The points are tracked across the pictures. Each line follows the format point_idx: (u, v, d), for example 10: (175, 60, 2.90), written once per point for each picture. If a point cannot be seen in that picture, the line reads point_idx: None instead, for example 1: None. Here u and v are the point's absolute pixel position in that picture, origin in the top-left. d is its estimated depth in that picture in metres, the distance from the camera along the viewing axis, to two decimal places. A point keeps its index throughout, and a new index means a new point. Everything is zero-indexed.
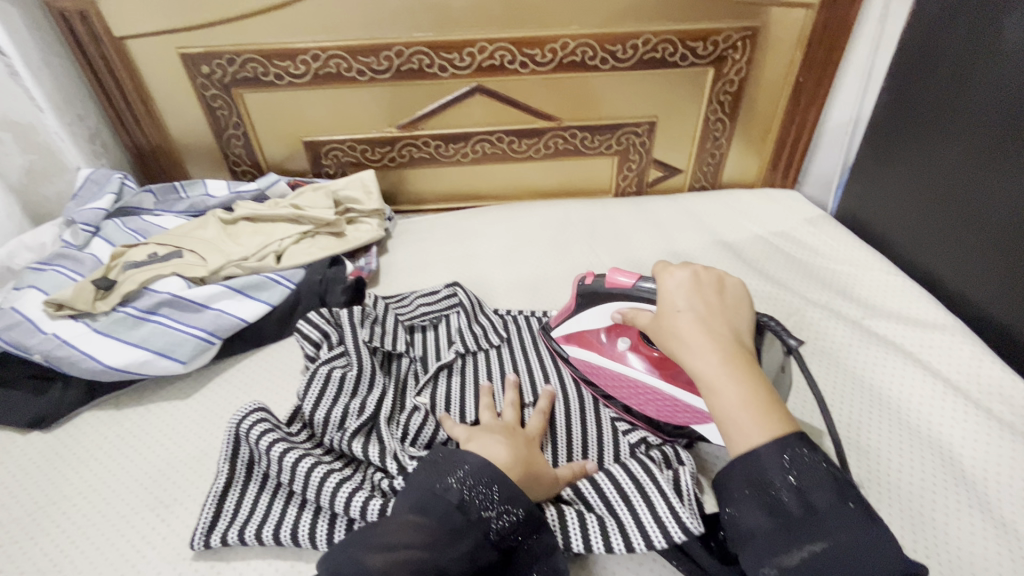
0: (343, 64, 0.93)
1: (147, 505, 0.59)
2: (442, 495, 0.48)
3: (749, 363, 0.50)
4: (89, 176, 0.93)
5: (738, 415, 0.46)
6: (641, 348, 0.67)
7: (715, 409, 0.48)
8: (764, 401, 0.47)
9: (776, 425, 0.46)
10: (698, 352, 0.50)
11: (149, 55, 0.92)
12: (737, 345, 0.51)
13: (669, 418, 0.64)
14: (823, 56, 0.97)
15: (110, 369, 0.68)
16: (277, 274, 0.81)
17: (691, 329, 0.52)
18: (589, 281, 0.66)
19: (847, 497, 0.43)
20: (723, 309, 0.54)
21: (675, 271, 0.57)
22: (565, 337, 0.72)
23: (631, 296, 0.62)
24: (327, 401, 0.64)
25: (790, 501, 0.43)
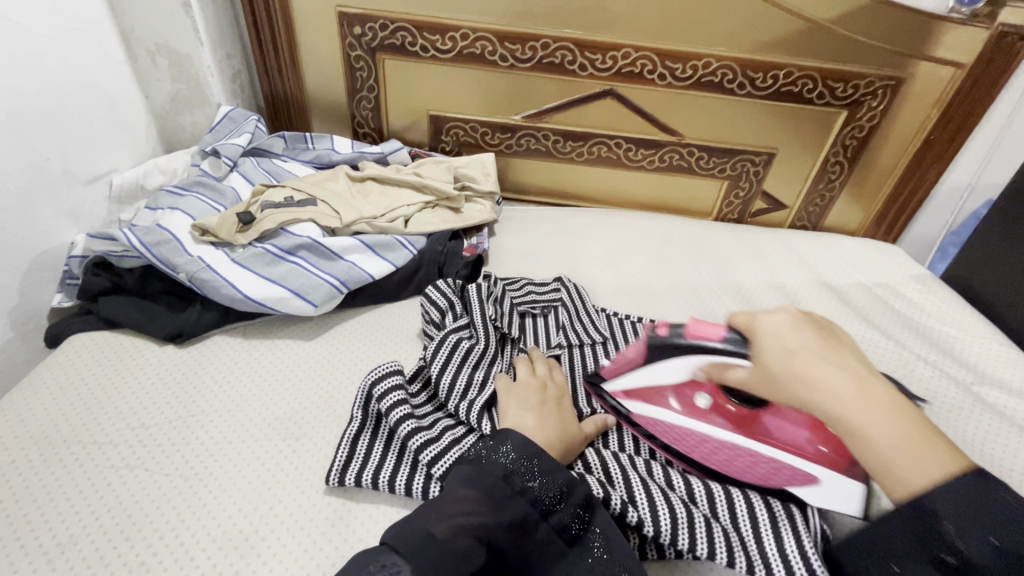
0: (489, 47, 0.95)
1: (279, 435, 0.61)
2: (490, 468, 0.51)
3: (889, 394, 0.48)
4: (228, 114, 0.97)
5: (895, 453, 0.45)
6: (719, 403, 0.64)
7: (872, 449, 0.46)
8: (921, 438, 0.45)
9: (941, 463, 0.44)
10: (833, 389, 0.48)
11: (307, 8, 0.95)
12: (866, 376, 0.49)
13: (754, 477, 0.60)
14: (962, 118, 0.96)
15: (248, 300, 0.71)
16: (403, 237, 0.83)
17: (816, 366, 0.49)
18: (663, 331, 0.64)
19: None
20: (836, 344, 0.52)
21: (772, 315, 0.54)
22: (625, 393, 0.68)
23: (714, 349, 0.59)
24: (454, 366, 0.66)
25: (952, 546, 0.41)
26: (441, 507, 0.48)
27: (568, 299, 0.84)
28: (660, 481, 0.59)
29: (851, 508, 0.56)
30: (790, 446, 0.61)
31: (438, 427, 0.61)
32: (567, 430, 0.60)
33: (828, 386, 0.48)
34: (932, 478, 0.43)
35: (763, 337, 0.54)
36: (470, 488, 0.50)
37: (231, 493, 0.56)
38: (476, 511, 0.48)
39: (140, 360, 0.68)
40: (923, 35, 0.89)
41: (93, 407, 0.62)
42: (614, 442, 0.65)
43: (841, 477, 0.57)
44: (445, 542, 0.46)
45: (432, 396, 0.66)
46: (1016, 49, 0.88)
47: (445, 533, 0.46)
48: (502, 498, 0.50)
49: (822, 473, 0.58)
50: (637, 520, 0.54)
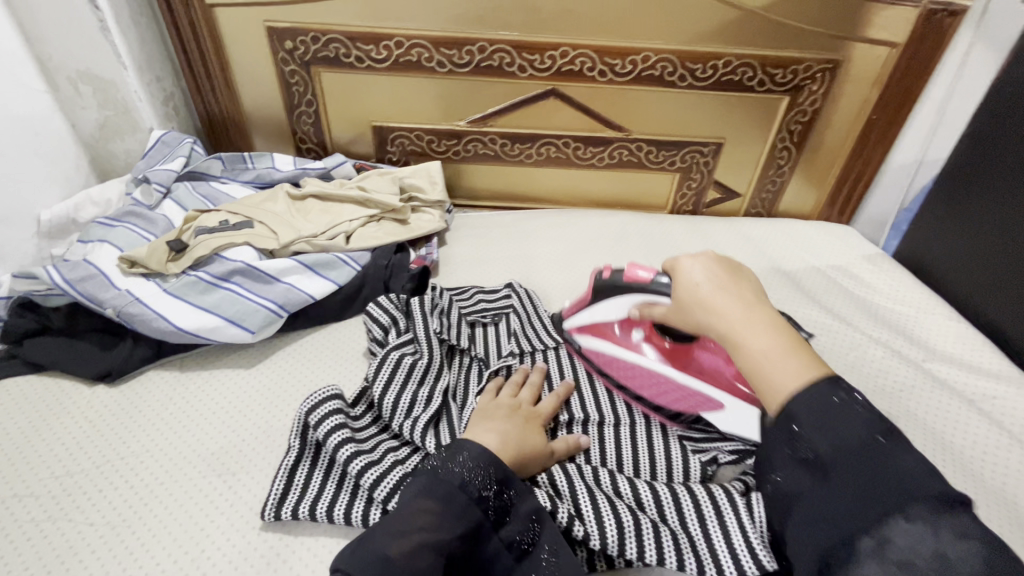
0: (425, 54, 0.94)
1: (215, 471, 0.59)
2: (445, 478, 0.49)
3: (773, 316, 0.53)
4: (161, 138, 0.94)
5: (769, 368, 0.49)
6: (655, 340, 0.70)
7: (744, 359, 0.52)
8: (791, 349, 0.50)
9: (805, 371, 0.48)
10: (722, 312, 0.54)
11: (234, 25, 0.92)
12: (755, 303, 0.55)
13: (677, 404, 0.68)
14: (901, 97, 0.97)
15: (181, 331, 0.68)
16: (345, 254, 0.81)
17: (707, 294, 0.56)
18: (607, 275, 0.71)
19: (877, 433, 0.44)
20: (738, 279, 0.57)
21: (691, 257, 0.60)
22: (579, 328, 0.75)
23: (644, 290, 0.67)
24: (396, 385, 0.64)
25: (813, 444, 0.45)
26: (396, 523, 0.46)
27: (520, 305, 0.82)
28: (609, 487, 0.58)
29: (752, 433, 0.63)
30: (713, 379, 0.67)
31: (380, 449, 0.59)
32: (529, 441, 0.58)
33: (715, 310, 0.54)
34: (796, 383, 0.48)
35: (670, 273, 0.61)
36: (428, 501, 0.47)
37: (161, 538, 0.53)
38: (433, 526, 0.46)
39: (69, 404, 0.65)
40: (855, 17, 0.89)
41: (16, 457, 0.60)
42: None
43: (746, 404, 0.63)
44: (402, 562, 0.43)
45: (374, 416, 0.64)
46: (946, 25, 0.88)
47: (405, 554, 0.44)
48: (461, 512, 0.48)
49: (727, 400, 0.65)
50: (584, 533, 0.53)
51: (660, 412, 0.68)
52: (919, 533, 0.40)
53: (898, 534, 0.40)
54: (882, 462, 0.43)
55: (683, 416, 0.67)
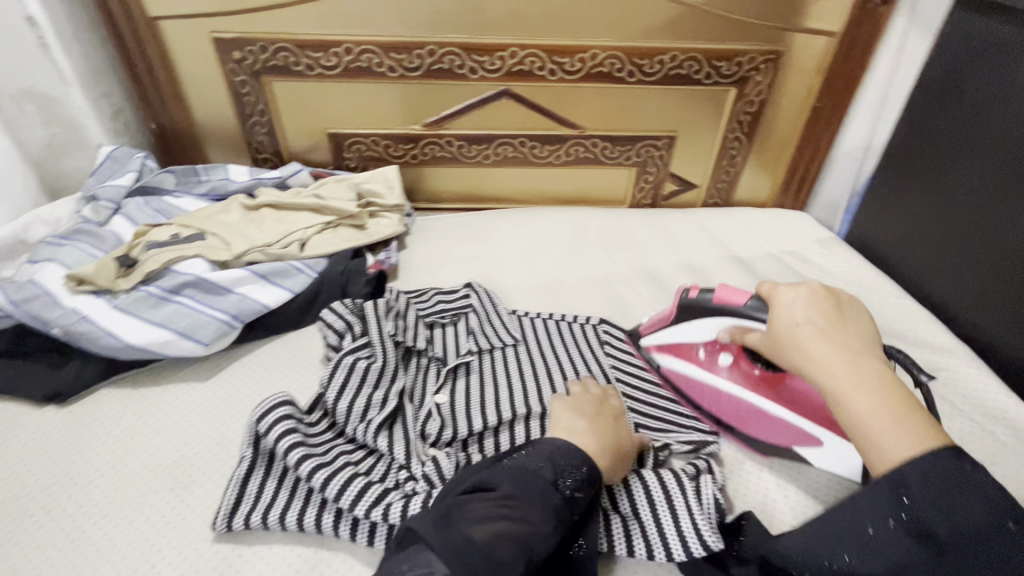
0: (375, 59, 0.94)
1: (167, 486, 0.59)
2: (538, 473, 0.49)
3: (881, 370, 0.50)
4: (110, 154, 0.93)
5: (875, 426, 0.46)
6: (742, 364, 0.69)
7: (848, 416, 0.48)
8: (904, 413, 0.46)
9: (918, 433, 0.45)
10: (827, 360, 0.51)
11: (181, 37, 0.92)
12: (861, 354, 0.51)
13: (760, 433, 0.67)
14: (842, 84, 1.00)
15: (132, 347, 0.68)
16: (300, 262, 0.81)
17: (813, 340, 0.53)
18: (694, 294, 0.69)
19: (1005, 517, 0.41)
20: (849, 328, 0.54)
21: (792, 290, 0.58)
22: (659, 345, 0.76)
23: (740, 314, 0.64)
24: (351, 390, 0.64)
25: (934, 523, 0.41)
26: (481, 509, 0.45)
27: (479, 304, 0.82)
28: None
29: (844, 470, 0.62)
30: (803, 410, 0.65)
31: (333, 452, 0.59)
32: (619, 443, 0.57)
33: (817, 360, 0.51)
34: (910, 451, 0.44)
35: (774, 311, 0.59)
36: (517, 492, 0.47)
37: (111, 557, 0.53)
38: (524, 519, 0.46)
39: (18, 427, 0.64)
40: (793, 9, 0.92)
41: None
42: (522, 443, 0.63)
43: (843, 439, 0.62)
44: (486, 548, 0.42)
45: (330, 422, 0.64)
46: (880, 12, 0.92)
47: (487, 538, 0.43)
48: (553, 507, 0.48)
49: (825, 435, 0.63)
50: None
51: (743, 440, 0.68)
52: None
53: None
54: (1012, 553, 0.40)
55: (774, 448, 0.66)
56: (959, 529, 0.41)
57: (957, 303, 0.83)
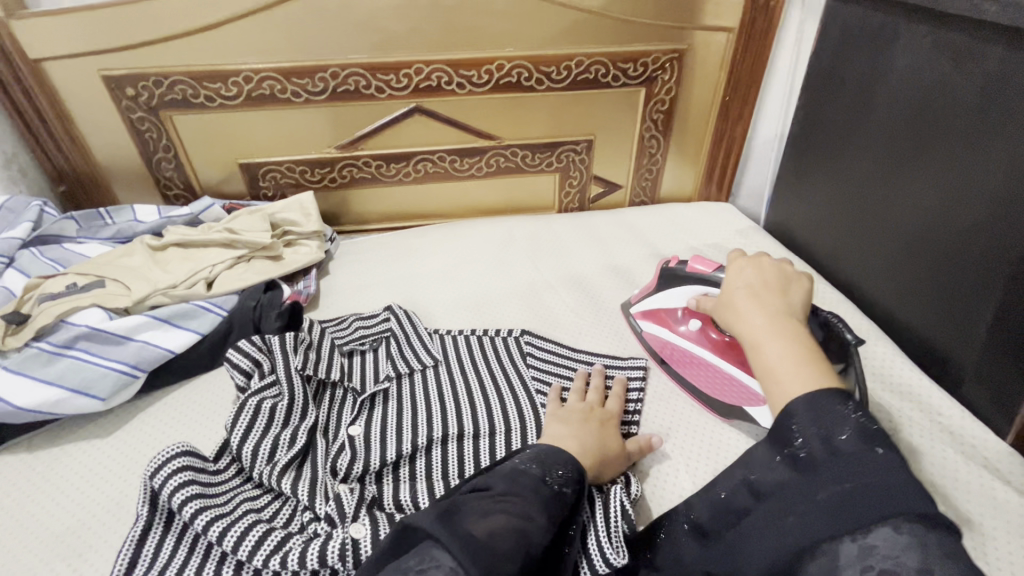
0: (277, 85, 0.92)
1: (58, 555, 0.56)
2: (527, 471, 0.50)
3: (801, 330, 0.52)
4: (3, 205, 0.88)
5: (779, 368, 0.48)
6: (711, 330, 0.72)
7: (759, 361, 0.50)
8: (808, 361, 0.48)
9: (818, 380, 0.46)
10: (746, 316, 0.54)
11: (69, 77, 0.88)
12: (786, 315, 0.53)
13: (717, 392, 0.69)
14: (747, 77, 1.02)
15: (19, 411, 0.64)
16: (207, 301, 0.79)
17: (746, 299, 0.56)
18: (674, 264, 0.74)
19: (874, 443, 0.41)
20: (782, 292, 0.57)
21: (744, 263, 0.62)
22: (643, 312, 0.80)
23: (706, 281, 0.69)
24: (256, 434, 0.62)
25: (813, 446, 0.43)
26: (476, 504, 0.45)
27: (398, 328, 0.81)
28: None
29: None
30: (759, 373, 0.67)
31: (236, 500, 0.57)
32: (606, 448, 0.60)
33: (743, 315, 0.55)
34: (802, 392, 0.46)
35: (725, 278, 0.62)
36: (517, 490, 0.47)
37: None
38: (519, 511, 0.45)
39: None
40: (689, 8, 0.94)
41: None
42: (438, 469, 0.62)
43: None
44: (487, 541, 0.42)
45: (237, 467, 0.62)
46: (772, 6, 0.94)
47: (486, 532, 0.42)
48: (543, 500, 0.47)
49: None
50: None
51: (702, 400, 0.70)
52: (904, 543, 0.36)
53: (880, 540, 0.37)
54: (876, 473, 0.39)
55: (727, 408, 0.67)
56: (837, 449, 0.42)
57: (866, 283, 0.85)
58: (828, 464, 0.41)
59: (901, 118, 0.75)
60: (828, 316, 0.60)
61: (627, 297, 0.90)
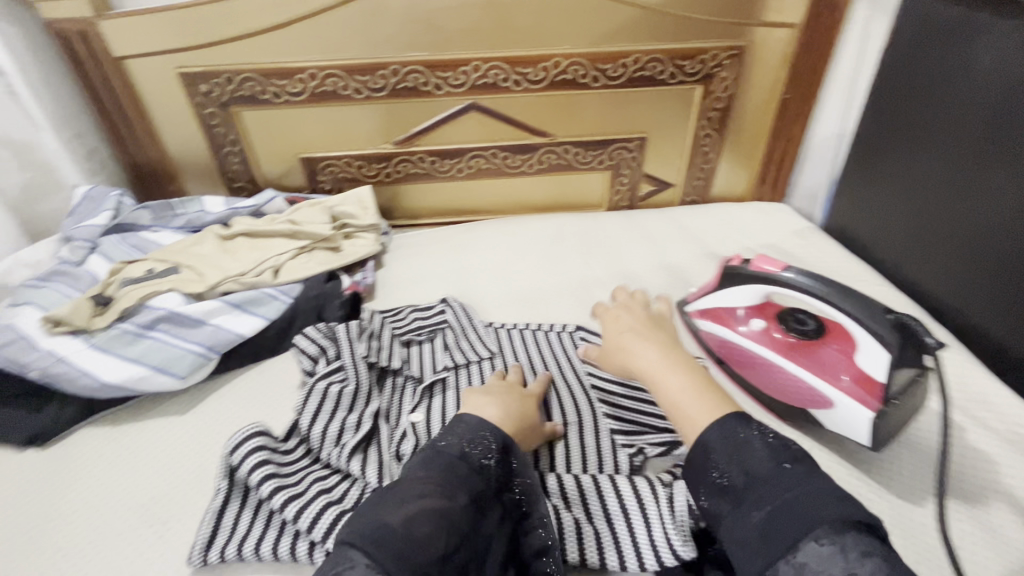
0: (340, 82, 0.95)
1: (144, 522, 0.59)
2: (443, 451, 0.49)
3: (688, 359, 0.57)
4: (86, 194, 0.94)
5: (680, 397, 0.52)
6: (776, 331, 0.70)
7: (663, 396, 0.54)
8: (703, 388, 0.53)
9: (719, 403, 0.50)
10: (639, 358, 0.60)
11: (148, 74, 0.93)
12: (671, 348, 0.60)
13: (782, 393, 0.66)
14: (808, 74, 0.99)
15: (107, 386, 0.69)
16: (275, 289, 0.82)
17: (632, 342, 0.62)
18: (736, 263, 0.72)
19: (782, 459, 0.43)
20: (664, 332, 0.64)
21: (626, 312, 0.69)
22: (701, 311, 0.78)
23: (774, 282, 0.67)
24: (325, 415, 0.65)
25: (734, 475, 0.43)
26: (397, 492, 0.44)
27: (454, 320, 0.82)
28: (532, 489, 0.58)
29: (859, 434, 0.60)
30: (828, 373, 0.63)
31: (307, 480, 0.59)
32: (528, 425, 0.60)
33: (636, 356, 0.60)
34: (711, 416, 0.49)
35: (608, 328, 0.69)
36: (428, 473, 0.46)
37: None
38: (438, 493, 0.44)
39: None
40: (750, 4, 0.92)
41: None
42: None
43: (855, 401, 0.59)
44: (404, 529, 0.41)
45: (304, 448, 0.64)
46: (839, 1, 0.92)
47: (402, 522, 0.41)
48: (462, 482, 0.46)
49: (839, 396, 0.61)
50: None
51: (765, 402, 0.68)
52: (829, 554, 0.37)
53: (810, 557, 0.37)
54: (792, 488, 0.40)
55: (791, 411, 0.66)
56: (751, 472, 0.43)
57: (936, 287, 0.82)
58: (748, 492, 0.42)
59: (982, 117, 0.72)
60: (905, 317, 0.59)
61: (681, 296, 0.89)
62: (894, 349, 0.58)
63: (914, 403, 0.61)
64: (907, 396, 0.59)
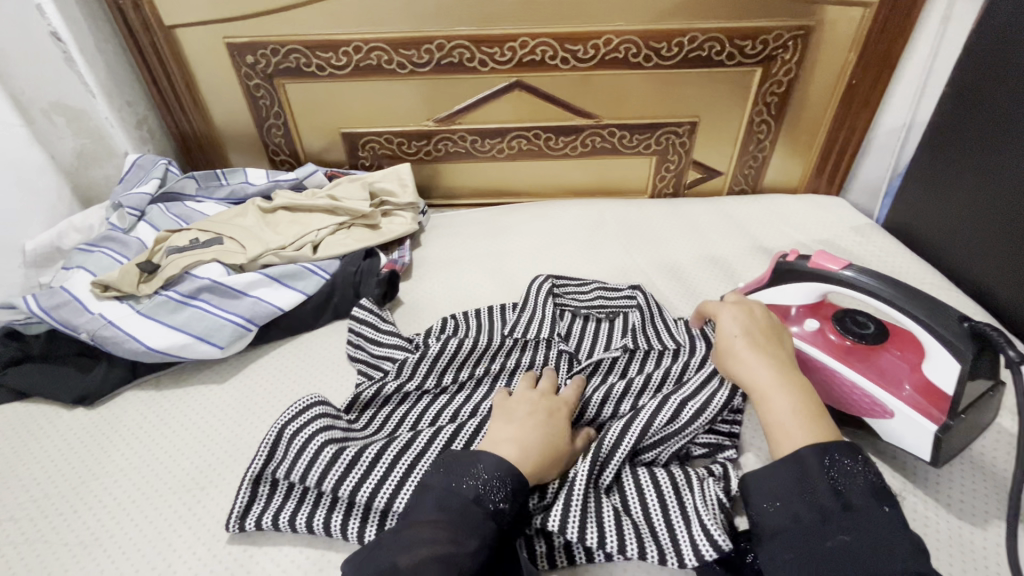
0: (384, 56, 0.93)
1: (183, 486, 0.61)
2: (460, 491, 0.47)
3: (802, 381, 0.52)
4: (135, 162, 0.95)
5: (789, 426, 0.48)
6: (832, 332, 0.65)
7: (767, 415, 0.50)
8: (812, 415, 0.48)
9: (827, 433, 0.47)
10: (750, 371, 0.53)
11: (197, 43, 0.94)
12: (787, 366, 0.54)
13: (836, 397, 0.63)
14: (880, 58, 0.92)
15: (152, 351, 0.70)
16: (312, 264, 0.82)
17: (748, 351, 0.55)
18: (791, 259, 0.67)
19: (883, 501, 0.43)
20: (777, 337, 0.58)
21: (730, 309, 0.61)
22: None
23: (834, 281, 0.62)
24: (422, 368, 0.68)
25: (826, 496, 0.43)
26: (405, 535, 0.44)
27: (643, 304, 0.78)
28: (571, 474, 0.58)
29: (921, 448, 0.57)
30: (888, 382, 0.59)
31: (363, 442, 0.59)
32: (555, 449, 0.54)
33: (749, 369, 0.54)
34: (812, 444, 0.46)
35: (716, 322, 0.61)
36: (438, 514, 0.45)
37: (129, 552, 0.56)
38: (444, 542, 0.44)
39: (49, 427, 0.68)
40: None
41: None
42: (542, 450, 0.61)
43: (918, 416, 0.56)
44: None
45: (403, 398, 0.66)
46: None
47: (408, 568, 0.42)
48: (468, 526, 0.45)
49: (898, 407, 0.58)
50: (560, 525, 0.52)
51: None
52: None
53: None
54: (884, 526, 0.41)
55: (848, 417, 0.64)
56: (847, 502, 0.43)
57: (1007, 293, 0.76)
58: (840, 517, 0.42)
59: None
60: (981, 325, 0.52)
61: (726, 290, 0.85)
62: (967, 362, 0.52)
63: (984, 418, 0.56)
64: (976, 411, 0.55)
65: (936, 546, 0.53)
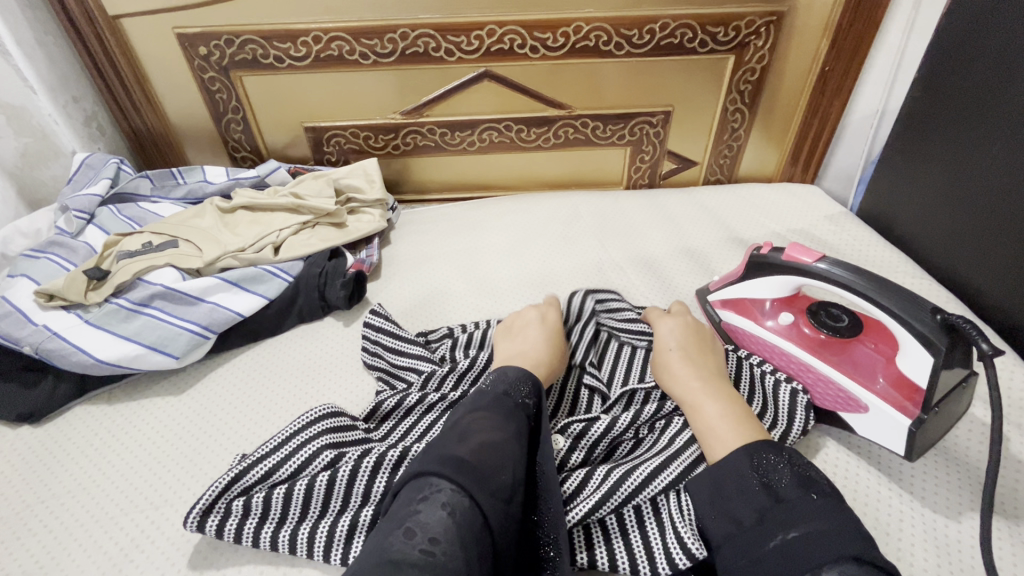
0: (346, 46, 0.89)
1: (137, 507, 0.58)
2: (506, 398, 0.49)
3: (730, 391, 0.57)
4: (84, 161, 0.90)
5: (714, 428, 0.53)
6: (806, 325, 0.65)
7: (697, 419, 0.55)
8: (743, 420, 0.53)
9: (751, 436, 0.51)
10: (682, 380, 0.59)
11: (145, 34, 0.89)
12: (714, 375, 0.59)
13: (811, 390, 0.63)
14: (852, 44, 0.90)
15: (101, 364, 0.66)
16: (274, 266, 0.79)
17: (676, 360, 0.61)
18: (765, 251, 0.65)
19: (811, 489, 0.44)
20: (709, 354, 0.63)
21: (668, 323, 0.67)
22: (723, 301, 0.72)
23: (807, 274, 0.60)
24: (441, 379, 0.65)
25: (758, 496, 0.45)
26: (457, 431, 0.45)
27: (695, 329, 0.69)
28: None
29: (893, 443, 0.56)
30: (860, 375, 0.59)
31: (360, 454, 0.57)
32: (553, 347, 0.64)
33: (679, 375, 0.60)
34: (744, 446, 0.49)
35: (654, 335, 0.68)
36: (486, 414, 0.47)
37: None
38: (498, 432, 0.45)
39: None
40: None
41: None
42: None
43: (888, 408, 0.56)
44: (476, 461, 0.42)
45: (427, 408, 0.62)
46: None
47: (471, 451, 0.42)
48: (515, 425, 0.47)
49: (872, 401, 0.57)
50: None
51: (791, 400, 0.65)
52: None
53: None
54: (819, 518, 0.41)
55: (819, 410, 0.62)
56: (780, 497, 0.44)
57: (979, 280, 0.76)
58: (774, 514, 0.43)
59: None
60: (955, 319, 0.50)
61: (703, 284, 0.84)
62: (940, 354, 0.51)
63: (957, 408, 0.56)
64: (949, 402, 0.54)
65: (911, 541, 0.52)
